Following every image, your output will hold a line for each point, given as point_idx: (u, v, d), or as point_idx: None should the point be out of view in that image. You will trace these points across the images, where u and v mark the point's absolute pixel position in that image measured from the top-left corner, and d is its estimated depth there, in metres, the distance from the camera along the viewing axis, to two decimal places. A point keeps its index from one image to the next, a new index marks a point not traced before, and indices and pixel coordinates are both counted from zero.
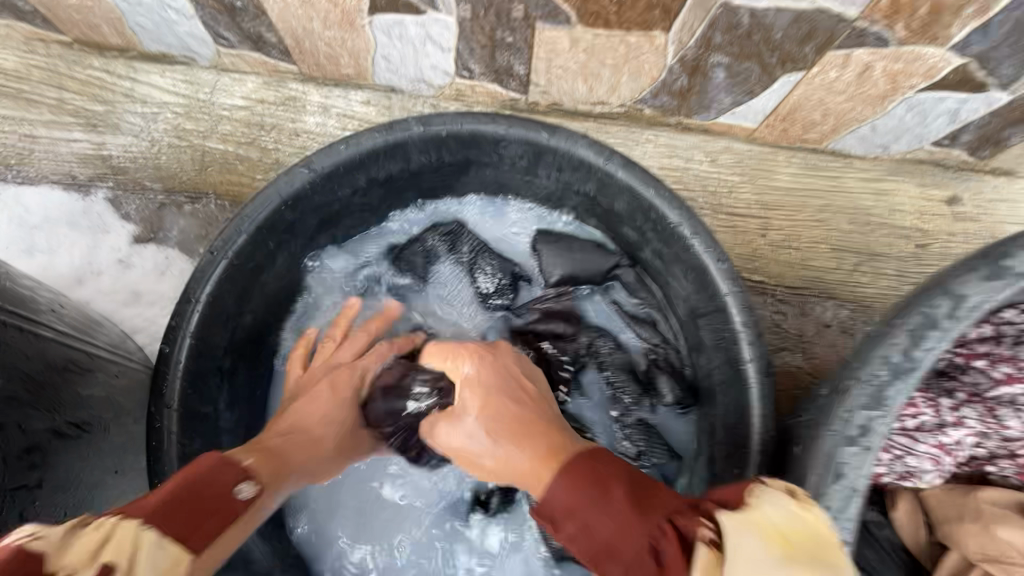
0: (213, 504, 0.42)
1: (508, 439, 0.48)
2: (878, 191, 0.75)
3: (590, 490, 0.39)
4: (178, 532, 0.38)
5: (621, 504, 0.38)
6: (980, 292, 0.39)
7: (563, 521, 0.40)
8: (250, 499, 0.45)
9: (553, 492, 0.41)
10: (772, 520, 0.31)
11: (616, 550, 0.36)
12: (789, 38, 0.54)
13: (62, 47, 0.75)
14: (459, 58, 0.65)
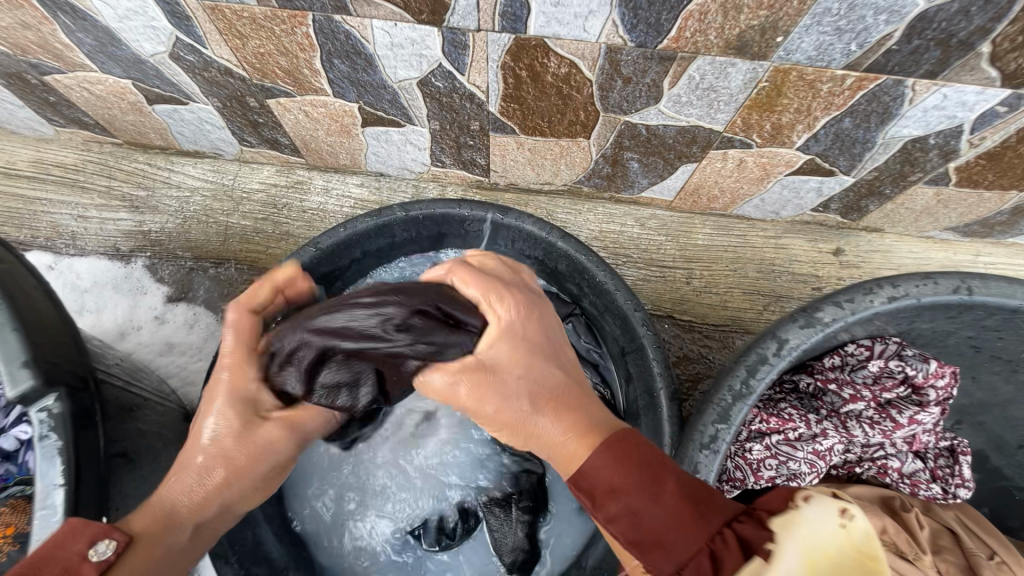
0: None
1: (525, 385, 0.51)
2: (777, 247, 0.92)
3: (638, 470, 0.43)
4: None
5: (632, 465, 0.43)
6: (798, 336, 0.56)
7: (606, 500, 0.44)
8: (111, 560, 0.42)
9: (598, 468, 0.45)
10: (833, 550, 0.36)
11: (616, 490, 0.43)
12: (678, 143, 0.72)
13: (114, 147, 0.92)
14: (432, 153, 0.82)
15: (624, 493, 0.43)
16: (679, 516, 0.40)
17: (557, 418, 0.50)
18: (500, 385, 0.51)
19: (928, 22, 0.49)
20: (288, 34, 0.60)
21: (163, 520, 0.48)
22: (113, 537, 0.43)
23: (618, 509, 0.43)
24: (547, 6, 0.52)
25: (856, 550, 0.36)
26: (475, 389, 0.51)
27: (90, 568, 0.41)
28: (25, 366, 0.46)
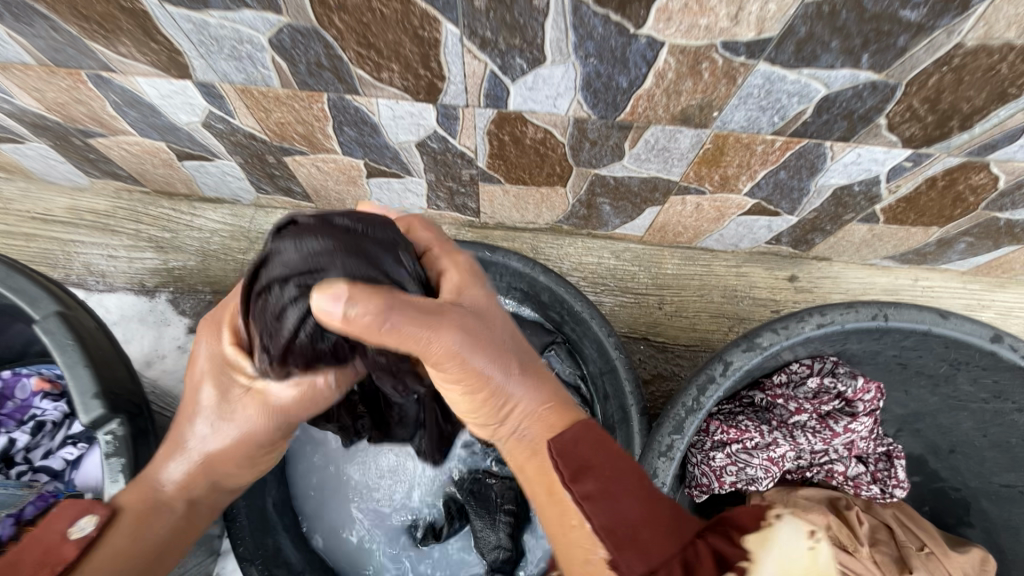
0: (47, 557, 0.49)
1: (479, 348, 0.55)
2: (738, 274, 1.02)
3: (612, 467, 0.50)
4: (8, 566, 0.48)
5: (590, 446, 0.51)
6: (741, 358, 0.66)
7: (586, 476, 0.49)
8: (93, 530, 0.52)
9: (575, 451, 0.51)
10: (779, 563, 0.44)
11: (586, 466, 0.50)
12: (643, 190, 0.83)
13: (142, 194, 1.03)
14: (428, 199, 0.93)
15: (598, 478, 0.49)
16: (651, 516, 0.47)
17: (516, 396, 0.56)
18: (456, 325, 0.53)
19: (833, 102, 0.60)
20: (306, 108, 0.71)
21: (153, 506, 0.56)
22: (95, 516, 0.53)
23: (591, 489, 0.49)
24: (523, 89, 0.63)
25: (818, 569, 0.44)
26: (410, 319, 0.48)
27: (70, 544, 0.51)
28: (96, 399, 0.56)
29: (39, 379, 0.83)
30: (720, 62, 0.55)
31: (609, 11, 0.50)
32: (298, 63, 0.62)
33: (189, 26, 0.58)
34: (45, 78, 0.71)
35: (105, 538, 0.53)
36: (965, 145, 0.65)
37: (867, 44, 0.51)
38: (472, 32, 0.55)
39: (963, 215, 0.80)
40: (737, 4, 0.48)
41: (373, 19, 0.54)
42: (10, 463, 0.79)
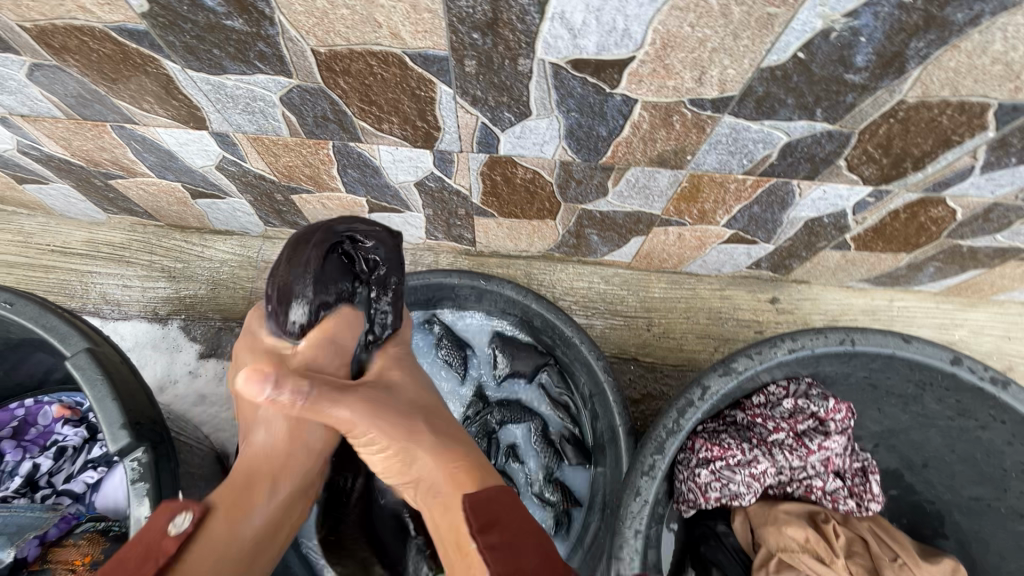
0: (150, 551, 0.51)
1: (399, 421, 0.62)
2: (722, 297, 1.07)
3: (512, 521, 0.55)
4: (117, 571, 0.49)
5: (500, 503, 0.56)
6: (717, 382, 0.72)
7: (491, 530, 0.53)
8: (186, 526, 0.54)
9: (487, 507, 0.56)
10: None
11: (495, 520, 0.54)
12: (627, 222, 0.88)
13: (156, 228, 1.09)
14: (427, 230, 0.98)
15: (500, 531, 0.53)
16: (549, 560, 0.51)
17: (424, 461, 0.61)
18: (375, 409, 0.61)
19: (795, 147, 0.65)
20: (313, 154, 0.77)
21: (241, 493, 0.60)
22: (189, 513, 0.55)
23: (495, 541, 0.52)
24: (512, 138, 0.69)
25: None
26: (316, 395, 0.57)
27: (171, 539, 0.53)
28: (123, 429, 0.61)
29: (60, 406, 0.88)
30: (689, 116, 0.61)
31: (586, 75, 0.56)
32: (306, 117, 0.68)
33: (208, 87, 0.64)
34: (72, 129, 0.77)
35: (195, 534, 0.55)
36: (921, 183, 0.71)
37: (819, 101, 0.57)
38: (464, 92, 0.61)
39: (928, 242, 0.86)
40: (700, 70, 0.54)
41: (374, 82, 0.60)
42: (34, 489, 0.84)
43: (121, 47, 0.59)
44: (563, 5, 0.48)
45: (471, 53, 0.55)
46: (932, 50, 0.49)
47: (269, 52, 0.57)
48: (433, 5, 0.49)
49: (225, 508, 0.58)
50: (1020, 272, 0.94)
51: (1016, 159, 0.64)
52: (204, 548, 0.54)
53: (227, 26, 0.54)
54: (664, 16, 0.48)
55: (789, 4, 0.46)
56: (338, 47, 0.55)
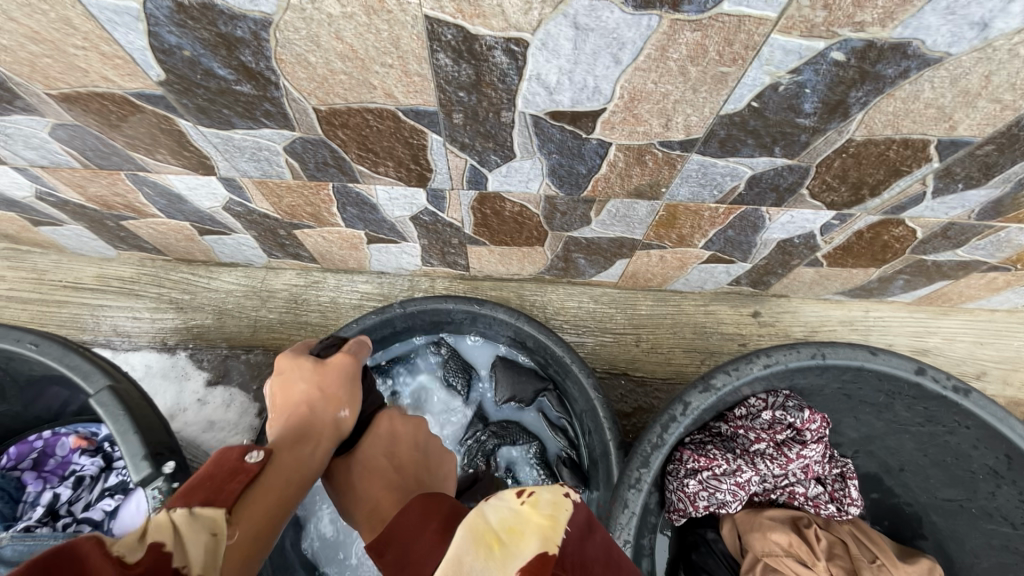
0: (236, 470, 0.49)
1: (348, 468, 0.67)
2: (706, 312, 1.12)
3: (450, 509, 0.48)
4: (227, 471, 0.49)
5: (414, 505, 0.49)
6: (698, 399, 0.77)
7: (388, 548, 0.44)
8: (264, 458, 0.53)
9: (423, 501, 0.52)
10: (490, 524, 0.36)
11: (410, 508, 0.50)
12: (609, 247, 0.94)
13: (165, 262, 1.14)
14: (423, 258, 1.04)
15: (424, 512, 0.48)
16: (429, 513, 0.46)
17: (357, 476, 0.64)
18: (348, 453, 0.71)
19: (760, 179, 0.71)
20: (314, 194, 0.82)
21: (288, 450, 0.58)
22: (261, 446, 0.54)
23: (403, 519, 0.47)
24: (500, 176, 0.74)
25: (536, 522, 0.36)
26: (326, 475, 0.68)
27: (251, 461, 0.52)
28: (145, 460, 0.67)
29: (76, 437, 0.94)
30: (660, 155, 0.66)
31: (563, 124, 0.62)
32: (308, 163, 0.73)
33: (217, 140, 0.69)
34: (88, 177, 0.82)
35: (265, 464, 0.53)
36: (880, 207, 0.76)
37: (776, 141, 0.62)
38: (453, 139, 0.66)
39: (894, 258, 0.91)
40: (666, 118, 0.59)
41: (370, 133, 0.66)
42: (55, 518, 0.88)
43: (138, 108, 0.64)
44: (538, 68, 0.53)
45: (458, 109, 0.60)
46: (871, 98, 0.55)
47: (274, 110, 0.62)
48: (422, 70, 0.55)
49: (278, 471, 0.54)
50: (984, 282, 0.99)
51: (962, 185, 0.70)
52: (273, 477, 0.53)
53: (237, 90, 0.60)
54: (629, 75, 0.54)
55: (739, 64, 0.51)
56: (337, 105, 0.61)
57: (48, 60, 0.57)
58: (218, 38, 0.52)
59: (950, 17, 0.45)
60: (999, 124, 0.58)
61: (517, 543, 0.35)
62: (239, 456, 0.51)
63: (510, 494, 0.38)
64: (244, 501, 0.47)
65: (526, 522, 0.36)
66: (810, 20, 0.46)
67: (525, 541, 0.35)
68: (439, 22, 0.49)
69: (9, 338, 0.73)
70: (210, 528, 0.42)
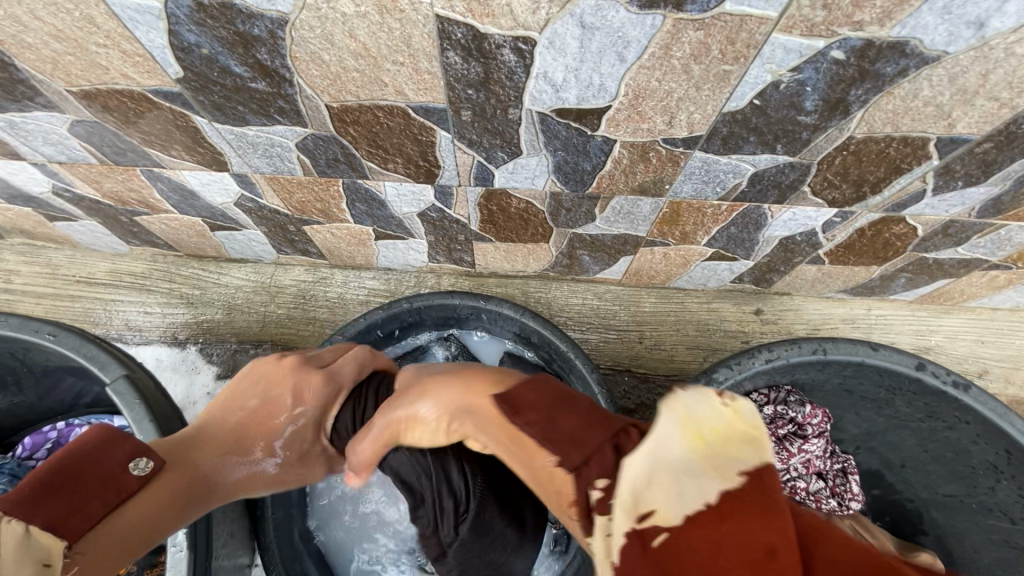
0: (107, 483, 0.57)
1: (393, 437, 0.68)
2: (709, 310, 1.13)
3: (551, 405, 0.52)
4: (91, 482, 0.57)
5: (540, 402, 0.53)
6: None
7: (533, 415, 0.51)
8: (138, 467, 0.60)
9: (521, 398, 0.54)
10: (699, 421, 0.39)
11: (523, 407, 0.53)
12: (613, 244, 0.95)
13: (176, 258, 1.16)
14: (429, 255, 1.05)
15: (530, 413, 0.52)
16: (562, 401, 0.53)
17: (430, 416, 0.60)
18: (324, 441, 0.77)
19: (762, 176, 0.72)
20: (324, 190, 0.84)
21: (214, 459, 0.68)
22: (149, 458, 0.61)
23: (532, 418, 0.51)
24: (506, 173, 0.75)
25: (734, 427, 0.39)
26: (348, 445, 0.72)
27: (126, 476, 0.59)
28: None
29: (89, 427, 0.95)
30: (664, 152, 0.68)
31: (569, 121, 0.63)
32: (319, 158, 0.75)
33: (231, 137, 0.71)
34: (104, 173, 0.84)
35: (141, 472, 0.60)
36: (881, 204, 0.77)
37: (778, 138, 0.64)
38: (461, 136, 0.68)
39: (896, 256, 0.92)
40: (670, 115, 0.61)
41: (380, 129, 0.67)
42: None
43: (155, 105, 0.66)
44: (545, 66, 0.55)
45: (466, 106, 0.62)
46: (871, 96, 0.56)
47: (287, 107, 0.64)
48: (432, 68, 0.56)
49: (154, 487, 0.60)
50: (986, 280, 0.99)
51: (963, 183, 0.71)
52: (156, 486, 0.61)
53: (252, 87, 0.61)
54: (633, 73, 0.55)
55: (741, 62, 0.53)
56: (349, 102, 0.62)
57: (70, 58, 0.59)
58: (236, 37, 0.54)
59: (947, 16, 0.47)
60: (997, 122, 0.59)
61: (721, 442, 0.38)
62: (121, 470, 0.59)
63: (709, 399, 0.41)
64: (102, 520, 0.56)
65: (729, 427, 0.39)
66: (811, 19, 0.48)
67: (721, 443, 0.38)
68: (449, 21, 0.51)
69: (27, 329, 0.75)
70: (41, 559, 0.51)
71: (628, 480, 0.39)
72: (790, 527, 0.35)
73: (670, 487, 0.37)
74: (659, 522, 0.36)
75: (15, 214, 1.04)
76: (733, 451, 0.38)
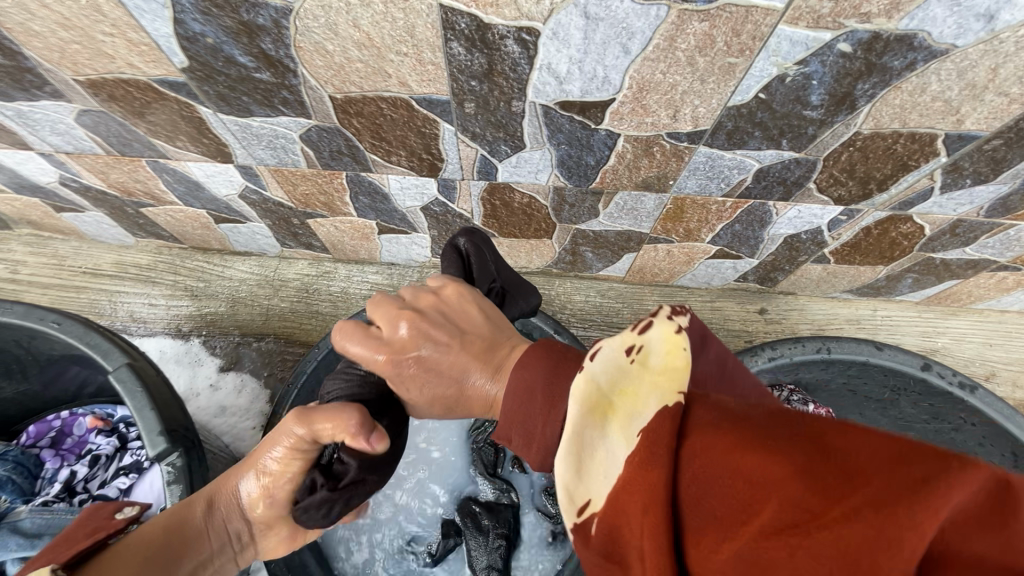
0: (96, 529, 0.60)
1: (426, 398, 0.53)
2: (713, 308, 1.12)
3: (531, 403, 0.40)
4: (83, 534, 0.59)
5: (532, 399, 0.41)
6: None
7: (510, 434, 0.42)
8: (131, 513, 0.64)
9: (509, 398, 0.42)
10: (599, 381, 0.35)
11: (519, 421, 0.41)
12: (616, 240, 0.95)
13: (181, 250, 1.16)
14: (432, 250, 1.05)
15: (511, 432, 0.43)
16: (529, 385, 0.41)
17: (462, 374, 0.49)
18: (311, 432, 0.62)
19: (767, 172, 0.71)
20: (328, 183, 0.84)
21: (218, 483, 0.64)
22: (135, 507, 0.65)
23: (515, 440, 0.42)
24: (509, 167, 0.75)
25: (647, 373, 0.35)
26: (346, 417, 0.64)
27: (115, 521, 0.62)
28: (160, 435, 0.69)
29: (93, 417, 0.96)
30: (668, 147, 0.67)
31: (573, 114, 0.63)
32: (323, 151, 0.75)
33: (236, 127, 0.71)
34: (111, 164, 0.85)
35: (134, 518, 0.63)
36: (888, 202, 0.76)
37: (783, 133, 0.63)
38: (464, 128, 0.68)
39: (902, 255, 0.91)
40: (674, 109, 0.60)
41: (384, 121, 0.67)
42: (72, 494, 0.90)
43: (161, 95, 0.66)
44: (548, 57, 0.55)
45: (469, 98, 0.62)
46: (878, 90, 0.55)
47: (291, 98, 0.64)
48: (436, 59, 0.56)
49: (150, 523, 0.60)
50: (994, 281, 0.98)
51: (971, 181, 0.70)
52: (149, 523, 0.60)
53: (256, 77, 0.61)
54: (637, 65, 0.55)
55: (746, 54, 0.52)
56: (352, 93, 0.62)
57: (77, 47, 0.59)
58: (240, 26, 0.54)
59: (956, 8, 0.46)
60: (1007, 118, 0.58)
61: (630, 399, 0.34)
62: (106, 520, 0.61)
63: (617, 350, 0.37)
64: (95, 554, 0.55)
65: (638, 380, 0.35)
66: (817, 11, 0.47)
67: (639, 397, 0.34)
68: (452, 11, 0.50)
69: (33, 317, 0.76)
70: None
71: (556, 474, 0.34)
72: (707, 432, 0.30)
73: (600, 464, 0.33)
74: (594, 511, 0.32)
75: (23, 205, 1.05)
76: (661, 389, 0.33)
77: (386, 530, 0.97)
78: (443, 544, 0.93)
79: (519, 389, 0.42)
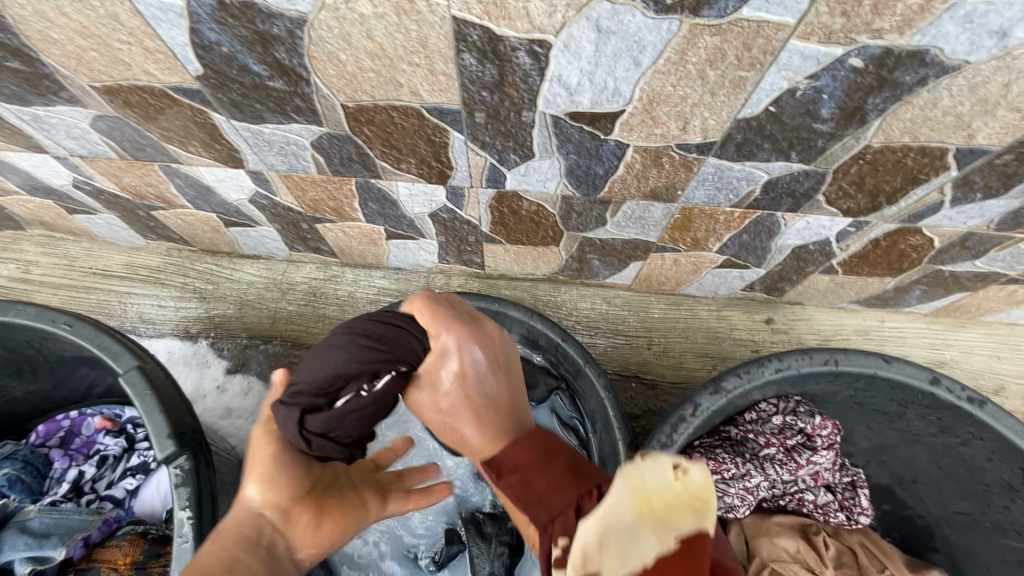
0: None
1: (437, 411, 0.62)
2: (719, 317, 1.12)
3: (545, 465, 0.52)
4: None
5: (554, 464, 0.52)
6: (708, 400, 0.77)
7: (508, 473, 0.54)
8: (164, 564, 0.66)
9: (526, 446, 0.55)
10: (649, 489, 0.41)
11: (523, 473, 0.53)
12: (623, 249, 0.95)
13: (190, 253, 1.17)
14: (439, 255, 1.06)
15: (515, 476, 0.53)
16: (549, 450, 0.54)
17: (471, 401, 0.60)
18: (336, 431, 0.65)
19: (776, 184, 0.71)
20: (337, 189, 0.84)
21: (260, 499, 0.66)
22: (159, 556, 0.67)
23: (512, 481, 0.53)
24: (518, 176, 0.76)
25: (685, 496, 0.41)
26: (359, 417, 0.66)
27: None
28: (169, 438, 0.69)
29: (101, 417, 0.97)
30: (677, 157, 0.67)
31: (583, 125, 0.63)
32: (334, 157, 0.75)
33: (248, 134, 0.72)
34: (124, 167, 0.86)
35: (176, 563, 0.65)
36: (897, 215, 0.76)
37: (792, 146, 0.63)
38: (474, 137, 0.68)
39: (911, 267, 0.91)
40: (684, 121, 0.61)
41: (395, 129, 0.68)
42: (80, 493, 0.91)
43: (175, 102, 0.67)
44: (560, 69, 0.55)
45: (480, 107, 0.62)
46: (889, 105, 0.56)
47: (304, 106, 0.65)
48: (448, 69, 0.57)
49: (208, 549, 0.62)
50: (1004, 294, 0.98)
51: (981, 195, 0.70)
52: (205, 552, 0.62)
53: (269, 85, 0.62)
54: (648, 78, 0.55)
55: (757, 68, 0.52)
56: (364, 102, 0.63)
57: (94, 54, 0.60)
58: (255, 35, 0.55)
59: (969, 25, 0.46)
60: (1019, 133, 0.58)
61: (668, 514, 0.40)
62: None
63: (668, 464, 0.42)
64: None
65: (678, 498, 0.41)
66: (829, 27, 0.47)
67: (677, 514, 0.40)
68: (465, 23, 0.51)
69: (45, 319, 0.76)
70: None
71: (578, 542, 0.40)
72: None
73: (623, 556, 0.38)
74: None
75: (36, 206, 1.06)
76: (698, 517, 0.40)
77: (388, 534, 0.97)
78: (444, 551, 0.94)
79: (541, 447, 0.54)
